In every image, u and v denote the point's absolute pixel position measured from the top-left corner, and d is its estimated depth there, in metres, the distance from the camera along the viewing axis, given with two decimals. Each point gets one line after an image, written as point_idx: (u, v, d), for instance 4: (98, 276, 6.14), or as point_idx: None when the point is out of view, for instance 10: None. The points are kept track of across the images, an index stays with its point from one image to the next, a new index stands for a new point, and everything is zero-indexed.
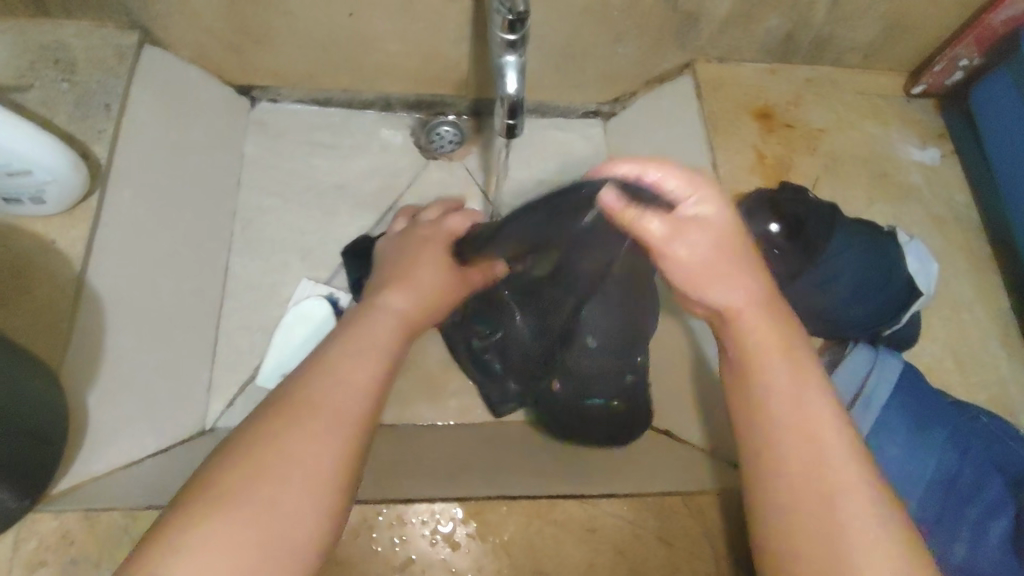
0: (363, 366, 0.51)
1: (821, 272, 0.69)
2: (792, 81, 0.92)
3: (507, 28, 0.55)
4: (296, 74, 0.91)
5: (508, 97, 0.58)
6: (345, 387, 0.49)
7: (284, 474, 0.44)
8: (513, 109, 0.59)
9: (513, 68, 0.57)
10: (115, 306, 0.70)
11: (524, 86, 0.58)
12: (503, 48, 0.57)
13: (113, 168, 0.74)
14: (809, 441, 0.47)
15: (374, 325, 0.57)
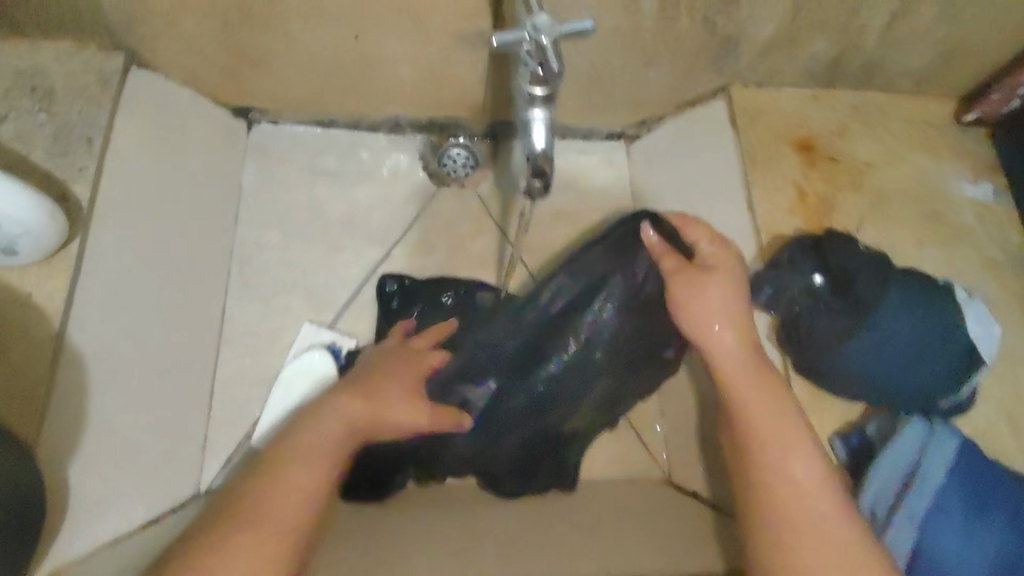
0: (319, 452, 0.53)
1: (875, 336, 0.61)
2: (836, 107, 0.85)
3: (535, 83, 0.51)
4: (298, 97, 0.84)
5: (536, 155, 0.53)
6: (304, 461, 0.52)
7: (256, 535, 0.47)
8: (542, 169, 0.53)
9: (540, 122, 0.52)
10: (101, 364, 0.64)
11: (554, 143, 0.53)
12: (531, 104, 0.52)
13: (94, 211, 0.66)
14: (770, 464, 0.56)
15: (319, 423, 0.55)
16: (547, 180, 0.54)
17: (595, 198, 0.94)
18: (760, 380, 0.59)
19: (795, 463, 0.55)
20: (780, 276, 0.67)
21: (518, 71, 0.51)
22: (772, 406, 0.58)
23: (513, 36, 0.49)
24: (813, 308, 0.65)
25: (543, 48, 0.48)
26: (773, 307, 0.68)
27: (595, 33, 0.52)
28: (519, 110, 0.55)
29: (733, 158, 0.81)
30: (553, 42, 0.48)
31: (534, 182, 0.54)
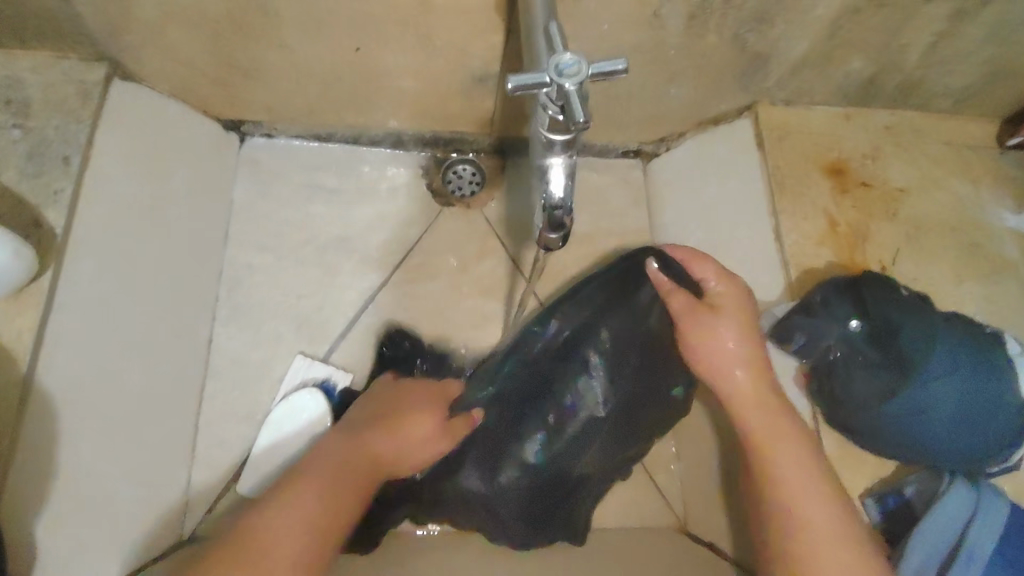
0: (302, 505, 0.52)
1: (918, 398, 0.58)
2: (870, 128, 0.79)
3: (555, 130, 0.49)
4: (294, 110, 0.79)
5: (553, 203, 0.52)
6: (282, 512, 0.51)
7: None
8: (559, 219, 0.52)
9: (560, 169, 0.51)
10: (77, 408, 0.59)
11: (573, 191, 0.52)
12: (550, 150, 0.51)
13: (71, 239, 0.61)
14: (798, 514, 0.54)
15: (333, 450, 0.58)
16: (562, 232, 0.53)
17: (607, 220, 0.88)
18: (786, 420, 0.58)
19: (826, 508, 0.54)
20: (816, 326, 0.63)
21: (538, 116, 0.50)
22: (793, 446, 0.57)
23: (533, 78, 0.46)
24: (850, 359, 0.61)
25: (566, 94, 0.46)
26: (805, 356, 0.65)
27: (627, 73, 0.48)
28: (536, 153, 0.53)
29: (760, 183, 0.75)
30: (578, 88, 0.46)
31: (548, 232, 0.53)
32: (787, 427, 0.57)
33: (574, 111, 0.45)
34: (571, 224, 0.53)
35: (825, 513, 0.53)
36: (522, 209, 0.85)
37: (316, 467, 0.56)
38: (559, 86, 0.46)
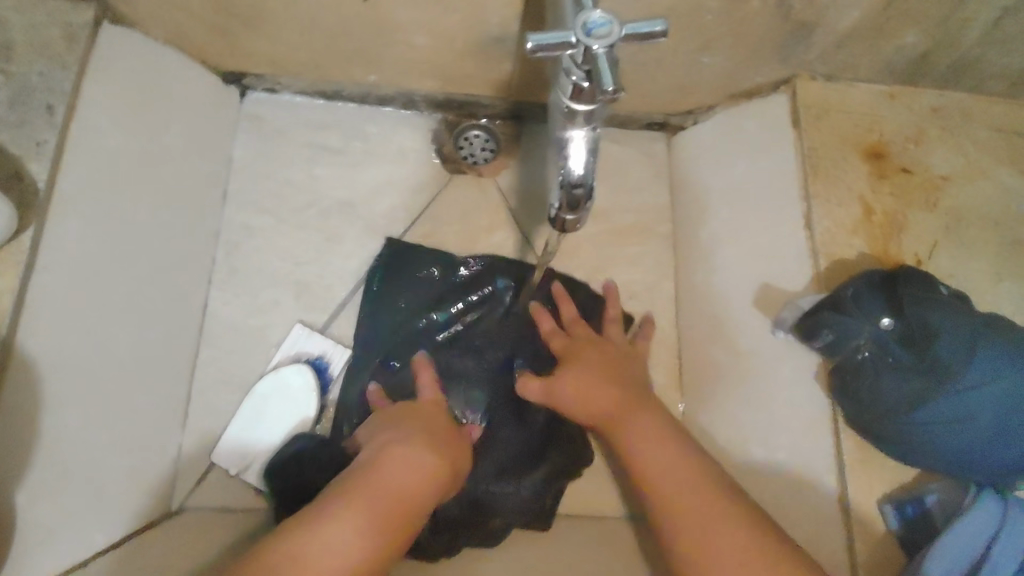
0: (400, 472, 0.54)
1: (950, 408, 0.55)
2: (916, 109, 0.73)
3: (579, 99, 0.45)
4: (297, 63, 0.73)
5: (572, 181, 0.47)
6: (383, 471, 0.53)
7: (341, 525, 0.48)
8: (576, 199, 0.47)
9: (581, 144, 0.47)
10: (70, 374, 0.58)
11: (594, 169, 0.47)
12: (571, 121, 0.47)
13: (55, 194, 0.58)
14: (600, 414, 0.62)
15: (410, 441, 0.57)
16: (578, 214, 0.48)
17: (626, 195, 0.84)
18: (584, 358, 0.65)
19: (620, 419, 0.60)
20: (845, 324, 0.59)
21: (559, 81, 0.45)
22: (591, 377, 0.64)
23: (557, 38, 0.41)
24: (879, 360, 0.58)
25: (594, 56, 0.41)
26: (830, 354, 0.61)
27: (666, 35, 0.43)
28: (554, 126, 0.49)
29: (793, 165, 0.70)
30: (608, 51, 0.41)
31: (564, 213, 0.48)
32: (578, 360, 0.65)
33: (602, 77, 0.40)
34: (590, 205, 0.48)
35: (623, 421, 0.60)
36: (536, 178, 0.81)
37: (386, 451, 0.56)
38: (587, 47, 0.41)
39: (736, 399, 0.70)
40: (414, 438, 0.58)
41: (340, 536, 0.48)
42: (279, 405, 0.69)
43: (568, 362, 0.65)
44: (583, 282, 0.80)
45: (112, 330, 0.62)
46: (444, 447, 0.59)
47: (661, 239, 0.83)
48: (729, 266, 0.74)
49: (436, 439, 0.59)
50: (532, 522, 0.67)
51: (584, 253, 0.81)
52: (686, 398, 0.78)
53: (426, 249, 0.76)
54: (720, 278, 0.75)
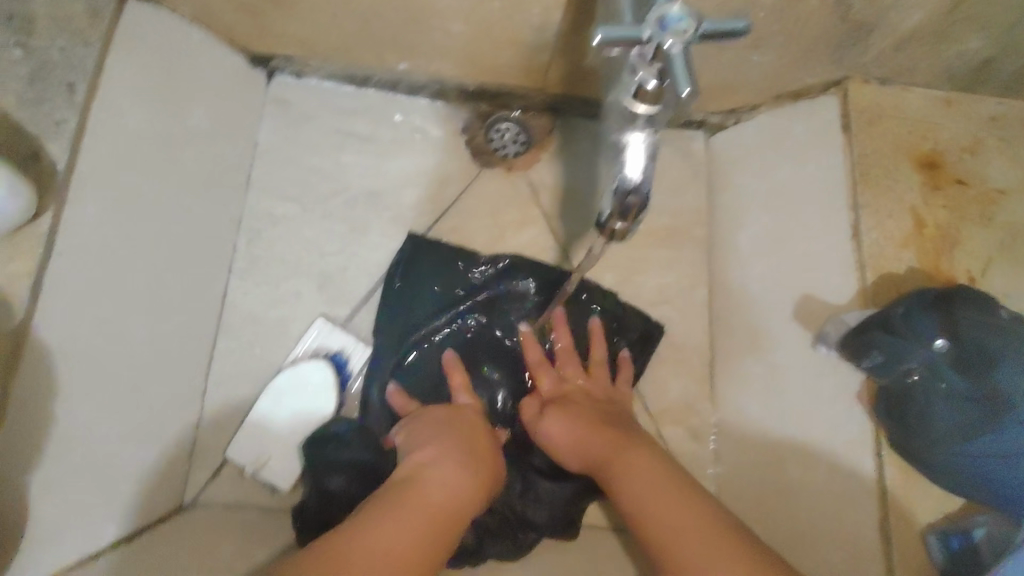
0: (445, 484, 0.51)
1: (1006, 439, 0.52)
2: (974, 118, 0.69)
3: (642, 99, 0.41)
4: (327, 46, 0.70)
5: (627, 187, 0.44)
6: (428, 480, 0.51)
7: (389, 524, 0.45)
8: (630, 207, 0.44)
9: (638, 148, 0.44)
10: (84, 365, 0.55)
11: (651, 176, 0.44)
12: (632, 123, 0.43)
13: (73, 177, 0.55)
14: (574, 454, 0.61)
15: (454, 455, 0.55)
16: (629, 223, 0.45)
17: (660, 197, 0.80)
18: (571, 400, 0.65)
19: (597, 449, 0.58)
20: (897, 347, 0.56)
21: (622, 79, 0.42)
22: (570, 416, 0.63)
23: (628, 32, 0.39)
24: (930, 386, 0.55)
25: (666, 54, 0.38)
26: (878, 375, 0.58)
27: (748, 34, 0.40)
28: (612, 128, 0.46)
29: (840, 172, 0.66)
30: (683, 49, 0.38)
31: (614, 220, 0.45)
32: (561, 400, 0.65)
33: (677, 79, 0.38)
34: (643, 216, 0.45)
35: (603, 449, 0.58)
36: (570, 172, 0.78)
37: (430, 464, 0.53)
38: (658, 44, 0.39)
39: (771, 412, 0.67)
40: (459, 454, 0.56)
41: (386, 528, 0.45)
42: (286, 412, 0.67)
43: (565, 401, 0.65)
44: (613, 285, 0.77)
45: (131, 320, 0.59)
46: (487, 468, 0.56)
47: (695, 242, 0.80)
48: (767, 275, 0.71)
49: (480, 457, 0.57)
50: (559, 533, 0.65)
51: (614, 254, 0.78)
52: (719, 410, 0.75)
53: (444, 245, 0.73)
54: (760, 287, 0.72)
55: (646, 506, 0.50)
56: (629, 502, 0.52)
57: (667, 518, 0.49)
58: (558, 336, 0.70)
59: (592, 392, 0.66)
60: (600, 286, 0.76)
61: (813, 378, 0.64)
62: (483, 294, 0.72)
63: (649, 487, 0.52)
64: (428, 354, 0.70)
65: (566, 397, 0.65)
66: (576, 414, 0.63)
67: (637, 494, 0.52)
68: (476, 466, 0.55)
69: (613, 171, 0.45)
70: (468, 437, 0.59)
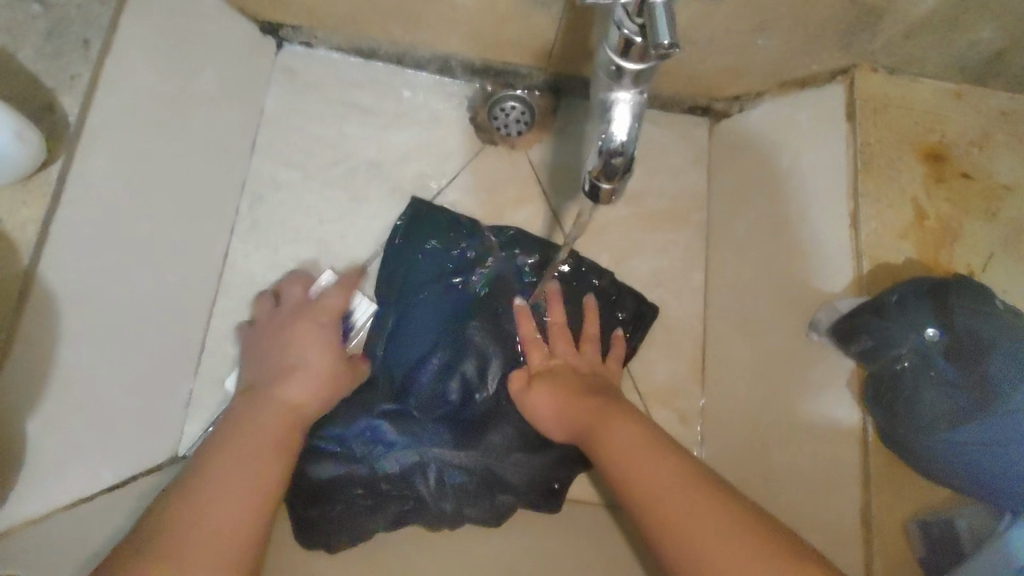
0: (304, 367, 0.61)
1: (992, 427, 0.50)
2: (984, 111, 0.67)
3: (628, 55, 0.42)
4: (335, 17, 0.72)
5: (612, 147, 0.44)
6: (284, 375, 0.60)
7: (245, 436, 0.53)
8: (615, 168, 0.45)
9: (626, 108, 0.44)
10: (88, 314, 0.56)
11: (637, 137, 0.45)
12: (618, 81, 0.44)
13: (84, 129, 0.55)
14: (562, 425, 0.61)
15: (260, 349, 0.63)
16: (615, 184, 0.46)
17: (661, 181, 0.82)
18: (562, 374, 0.65)
19: (588, 416, 0.58)
20: (888, 332, 0.55)
21: (607, 34, 0.43)
22: (559, 389, 0.63)
23: None
24: (921, 373, 0.53)
25: (650, 7, 0.38)
26: (866, 361, 0.58)
27: None
28: (598, 87, 0.46)
29: (843, 160, 0.65)
30: (666, 1, 0.38)
31: (599, 180, 0.46)
32: (550, 372, 0.65)
33: (658, 30, 0.37)
34: (628, 175, 0.46)
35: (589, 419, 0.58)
36: (570, 153, 0.78)
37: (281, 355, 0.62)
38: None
39: (760, 395, 0.68)
40: (278, 336, 0.64)
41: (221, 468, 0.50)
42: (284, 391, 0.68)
43: (548, 372, 0.65)
44: (609, 265, 0.79)
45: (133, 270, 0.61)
46: (301, 341, 0.63)
47: (694, 227, 0.82)
48: (762, 261, 0.72)
49: (288, 333, 0.63)
50: (541, 503, 0.68)
51: (613, 236, 0.80)
52: (708, 394, 0.77)
53: (444, 214, 0.74)
54: (756, 273, 0.72)
55: (644, 478, 0.49)
56: (620, 473, 0.51)
57: (668, 482, 0.48)
58: (552, 309, 0.70)
59: (583, 366, 0.66)
60: (598, 265, 0.77)
61: (806, 367, 0.63)
62: (483, 266, 0.73)
63: (641, 453, 0.51)
64: (422, 321, 0.71)
65: (555, 370, 0.65)
66: (563, 387, 0.63)
67: (634, 462, 0.50)
68: (293, 342, 0.63)
69: (599, 130, 0.46)
70: (290, 349, 0.62)
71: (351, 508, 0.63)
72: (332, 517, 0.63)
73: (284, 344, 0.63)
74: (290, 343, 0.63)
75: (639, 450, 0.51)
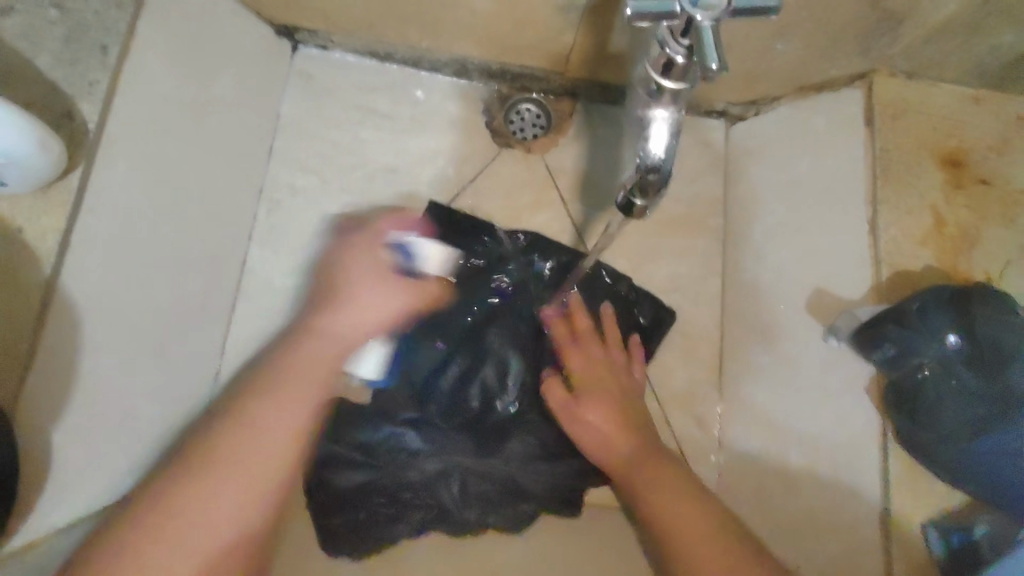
0: (368, 293, 0.62)
1: (1016, 437, 0.52)
2: (1003, 117, 0.67)
3: (669, 75, 0.42)
4: (350, 21, 0.72)
5: (649, 165, 0.44)
6: (349, 305, 0.62)
7: (276, 405, 0.55)
8: (650, 184, 0.45)
9: (663, 125, 0.44)
10: (108, 322, 0.56)
11: (674, 154, 0.45)
12: (656, 99, 0.44)
13: (104, 137, 0.55)
14: (600, 444, 0.63)
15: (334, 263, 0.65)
16: (649, 201, 0.46)
17: (677, 185, 0.82)
18: (596, 390, 0.66)
19: (632, 447, 0.62)
20: (909, 341, 0.55)
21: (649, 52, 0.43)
22: (594, 408, 0.65)
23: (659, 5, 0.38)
24: (942, 381, 0.54)
25: (697, 29, 0.38)
26: (887, 369, 0.58)
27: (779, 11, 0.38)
28: (635, 101, 0.47)
29: (862, 166, 0.65)
30: (714, 23, 0.38)
31: (634, 196, 0.46)
32: (582, 389, 0.66)
33: (707, 56, 0.37)
34: (662, 192, 0.46)
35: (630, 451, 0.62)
36: (585, 157, 0.78)
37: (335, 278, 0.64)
38: (689, 17, 0.38)
39: (777, 400, 0.68)
40: (350, 262, 0.64)
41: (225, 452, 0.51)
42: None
43: (587, 386, 0.67)
44: (625, 269, 0.79)
45: (152, 276, 0.60)
46: (358, 266, 0.63)
47: (710, 231, 0.82)
48: (779, 266, 0.72)
49: (349, 256, 0.64)
50: (562, 508, 0.68)
51: (628, 240, 0.80)
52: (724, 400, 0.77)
53: (461, 220, 0.74)
54: (774, 278, 0.72)
55: (690, 521, 0.55)
56: (662, 515, 0.57)
57: (702, 532, 0.54)
58: (580, 322, 0.71)
59: (613, 380, 0.68)
60: (616, 269, 0.77)
61: (825, 374, 0.64)
62: (501, 272, 0.73)
63: (687, 503, 0.57)
64: (441, 327, 0.71)
65: (588, 386, 0.67)
66: (598, 406, 0.65)
67: (678, 509, 0.56)
68: (368, 271, 0.63)
69: (635, 147, 0.46)
70: (345, 270, 0.64)
71: (374, 515, 0.64)
72: (356, 524, 0.63)
73: (350, 274, 0.63)
74: (343, 266, 0.64)
75: (683, 496, 0.57)
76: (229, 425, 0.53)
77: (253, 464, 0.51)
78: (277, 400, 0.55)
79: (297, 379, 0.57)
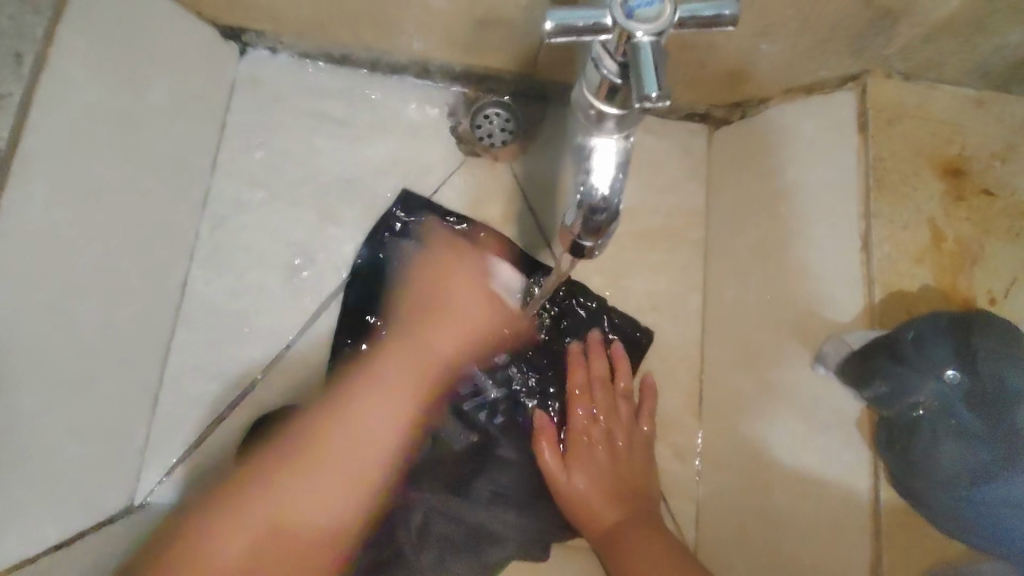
0: (472, 308, 0.63)
1: (1016, 486, 0.47)
2: (1009, 121, 0.61)
3: (607, 99, 0.41)
4: (300, 19, 0.66)
5: (595, 201, 0.42)
6: (438, 327, 0.62)
7: (367, 404, 0.56)
8: (596, 222, 0.43)
9: (608, 154, 0.43)
10: (30, 356, 0.49)
11: (622, 187, 0.43)
12: (599, 126, 0.43)
13: (18, 153, 0.47)
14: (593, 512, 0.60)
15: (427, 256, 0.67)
16: (597, 240, 0.44)
17: (654, 195, 0.77)
18: (592, 446, 0.64)
19: (618, 515, 0.60)
20: (904, 377, 0.50)
21: (587, 78, 0.42)
22: (590, 464, 0.62)
23: (588, 25, 0.37)
24: (940, 422, 0.49)
25: (636, 45, 0.36)
26: (877, 406, 0.53)
27: (732, 23, 0.38)
28: (579, 128, 0.46)
29: (851, 177, 0.60)
30: (654, 40, 0.36)
31: (581, 235, 0.44)
32: (579, 443, 0.64)
33: (643, 79, 0.35)
34: (612, 231, 0.44)
35: (616, 517, 0.59)
36: (554, 164, 0.74)
37: (430, 306, 0.63)
38: (624, 33, 0.36)
39: (762, 432, 0.63)
40: (471, 272, 0.65)
41: (320, 478, 0.52)
42: (239, 417, 0.66)
43: (580, 440, 0.64)
44: (600, 287, 0.74)
45: (80, 307, 0.55)
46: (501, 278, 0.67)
47: (691, 244, 0.77)
48: (761, 284, 0.67)
49: (451, 264, 0.65)
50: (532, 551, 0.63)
51: (604, 256, 0.75)
52: (706, 427, 0.72)
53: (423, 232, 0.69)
54: (758, 297, 0.67)
55: None
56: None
57: None
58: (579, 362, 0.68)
59: (608, 432, 0.65)
60: (587, 287, 0.73)
61: (805, 402, 0.59)
62: None
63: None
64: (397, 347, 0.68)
65: (585, 442, 0.64)
66: (596, 463, 0.63)
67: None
68: (473, 291, 0.64)
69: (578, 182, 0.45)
70: (455, 284, 0.64)
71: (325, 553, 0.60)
72: None
73: (444, 301, 0.63)
74: (443, 277, 0.65)
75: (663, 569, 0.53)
76: (314, 460, 0.52)
77: (330, 478, 0.52)
78: (365, 394, 0.56)
79: (391, 389, 0.57)
